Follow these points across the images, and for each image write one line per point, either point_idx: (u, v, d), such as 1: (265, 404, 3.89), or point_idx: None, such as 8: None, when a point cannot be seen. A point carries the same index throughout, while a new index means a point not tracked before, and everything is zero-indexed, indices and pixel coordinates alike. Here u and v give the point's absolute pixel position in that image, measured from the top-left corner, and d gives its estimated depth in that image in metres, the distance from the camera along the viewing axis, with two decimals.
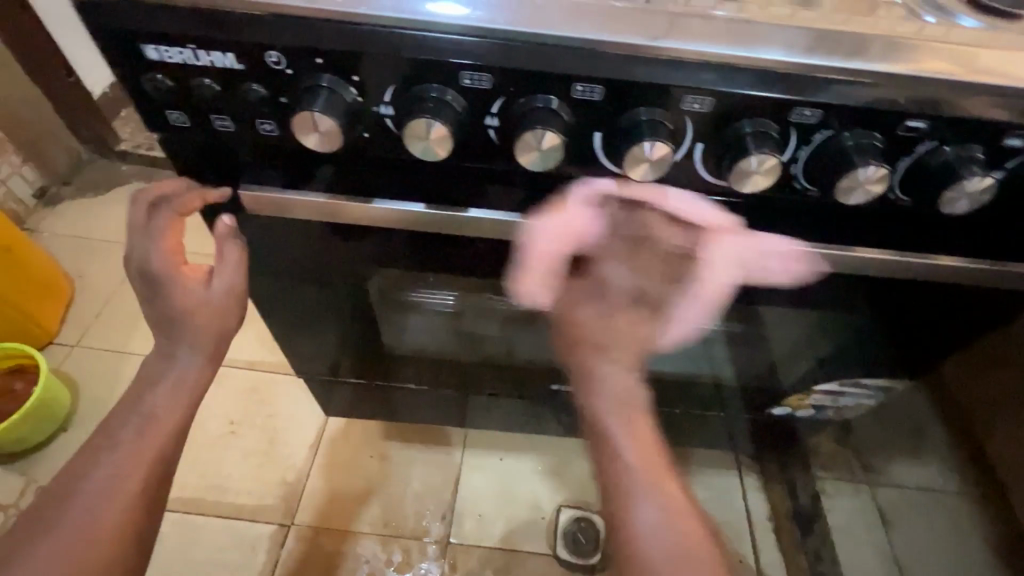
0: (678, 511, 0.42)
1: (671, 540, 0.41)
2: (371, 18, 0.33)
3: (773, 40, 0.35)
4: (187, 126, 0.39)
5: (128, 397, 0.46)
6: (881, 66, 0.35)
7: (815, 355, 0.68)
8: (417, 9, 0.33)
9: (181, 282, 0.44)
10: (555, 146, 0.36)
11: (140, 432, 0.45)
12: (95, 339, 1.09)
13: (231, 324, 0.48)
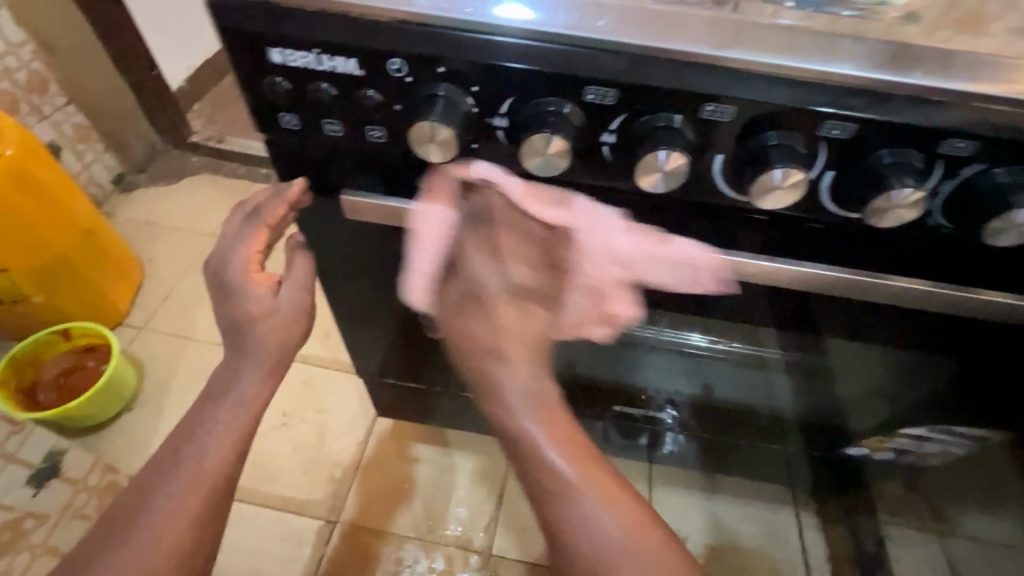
0: (627, 516, 0.40)
1: (624, 546, 0.39)
2: (444, 20, 0.32)
3: (882, 58, 0.32)
4: (296, 129, 0.39)
5: (214, 392, 0.46)
6: (998, 88, 0.31)
7: (895, 396, 0.65)
8: (485, 13, 0.32)
9: (251, 292, 0.46)
10: (679, 166, 0.34)
11: (225, 429, 0.45)
12: (161, 323, 1.13)
13: (298, 334, 0.48)
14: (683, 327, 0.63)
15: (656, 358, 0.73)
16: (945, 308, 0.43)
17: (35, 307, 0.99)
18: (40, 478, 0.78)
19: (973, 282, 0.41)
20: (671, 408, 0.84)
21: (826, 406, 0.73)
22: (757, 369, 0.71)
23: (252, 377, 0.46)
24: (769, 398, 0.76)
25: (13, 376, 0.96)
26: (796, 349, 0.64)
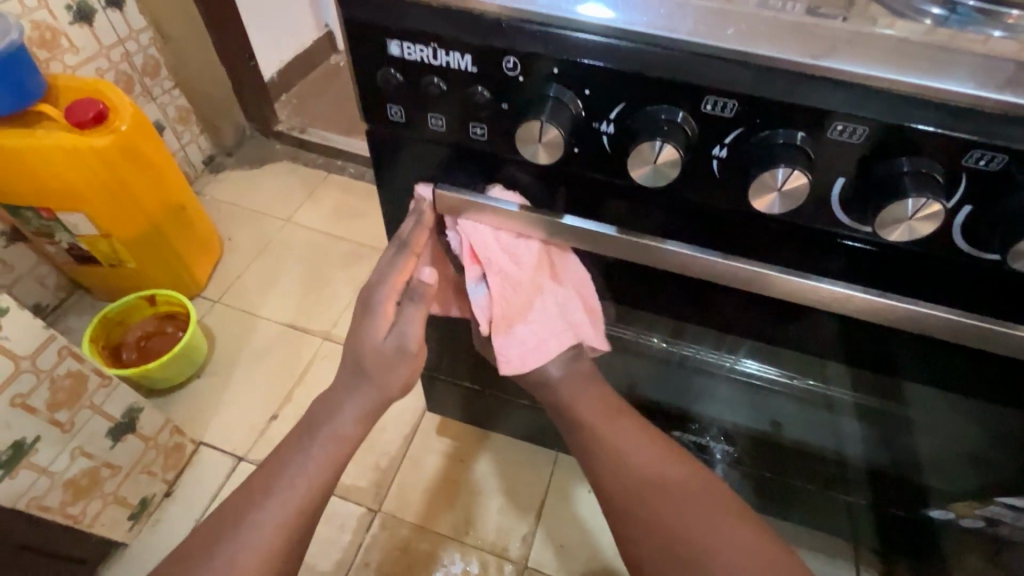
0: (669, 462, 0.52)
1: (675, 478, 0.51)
2: (530, 14, 0.33)
3: (1009, 80, 0.29)
4: (400, 121, 0.40)
5: None
6: None
7: (997, 462, 0.59)
8: (565, 7, 0.32)
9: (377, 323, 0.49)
10: (800, 187, 0.32)
11: None
12: (234, 299, 1.19)
13: (399, 378, 0.52)
14: (757, 356, 0.60)
15: (722, 386, 0.70)
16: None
17: (127, 272, 1.07)
18: (118, 432, 0.80)
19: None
20: (729, 442, 0.80)
21: (908, 461, 0.67)
22: (834, 411, 0.66)
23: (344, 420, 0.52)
24: (839, 442, 0.71)
25: (103, 334, 1.04)
26: (883, 396, 0.59)
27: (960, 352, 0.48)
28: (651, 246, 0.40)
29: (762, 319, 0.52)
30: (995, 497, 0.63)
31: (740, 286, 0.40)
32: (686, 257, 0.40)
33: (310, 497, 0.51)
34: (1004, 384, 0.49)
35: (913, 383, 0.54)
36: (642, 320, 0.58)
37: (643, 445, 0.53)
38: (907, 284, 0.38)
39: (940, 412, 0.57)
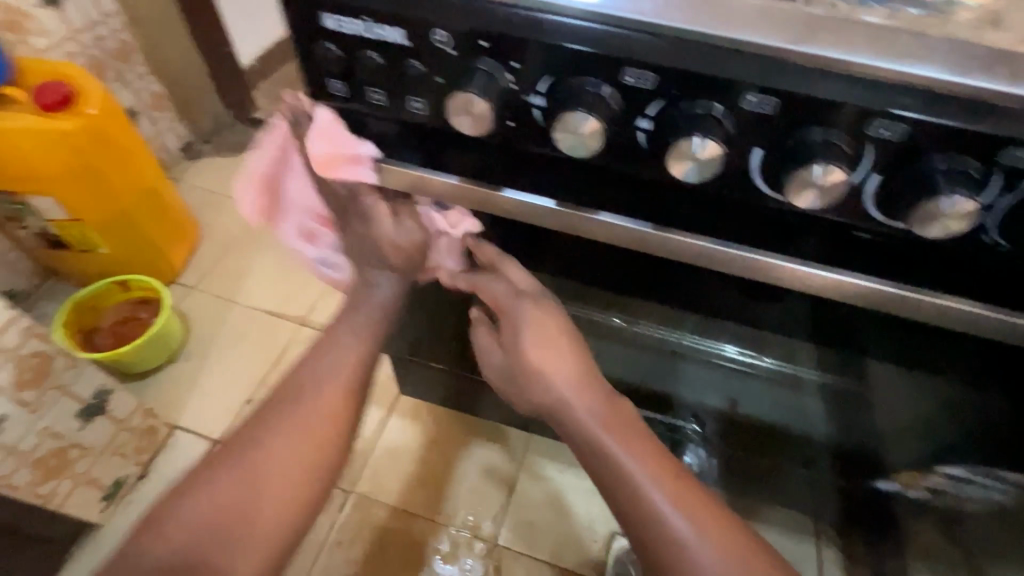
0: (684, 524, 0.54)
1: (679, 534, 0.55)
2: None
3: (917, 53, 0.30)
4: (343, 96, 0.41)
5: None
6: (1006, 85, 0.29)
7: (936, 433, 0.61)
8: None
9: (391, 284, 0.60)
10: (714, 156, 0.33)
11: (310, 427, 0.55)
12: (210, 285, 1.19)
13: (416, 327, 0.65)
14: (709, 333, 0.62)
15: (684, 366, 0.72)
16: (996, 334, 0.39)
17: (100, 257, 1.07)
18: (88, 413, 0.81)
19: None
20: (694, 420, 0.82)
21: (858, 434, 0.70)
22: (790, 388, 0.68)
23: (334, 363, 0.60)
24: (793, 416, 0.73)
25: (75, 319, 1.04)
26: (831, 371, 0.61)
27: (894, 323, 0.50)
28: (586, 218, 0.42)
29: (709, 292, 0.54)
30: (938, 467, 0.65)
31: (686, 259, 0.42)
32: (621, 228, 0.42)
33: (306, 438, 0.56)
34: (940, 356, 0.51)
35: (864, 357, 0.56)
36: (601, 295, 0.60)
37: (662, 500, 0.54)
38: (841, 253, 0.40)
39: (887, 386, 0.59)
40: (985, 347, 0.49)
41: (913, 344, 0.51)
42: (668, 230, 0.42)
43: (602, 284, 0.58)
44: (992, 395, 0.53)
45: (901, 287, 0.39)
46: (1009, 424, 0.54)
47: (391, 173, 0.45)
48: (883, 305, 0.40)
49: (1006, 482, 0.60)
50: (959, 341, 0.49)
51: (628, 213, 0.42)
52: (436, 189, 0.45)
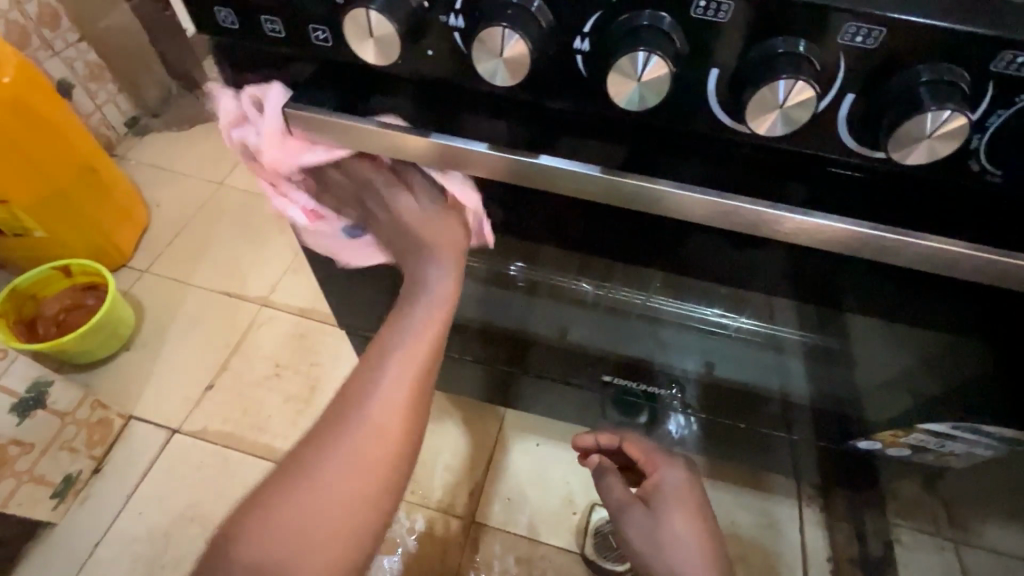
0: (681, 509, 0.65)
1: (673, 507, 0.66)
2: None
3: None
4: (234, 28, 0.35)
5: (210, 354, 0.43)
6: None
7: (919, 389, 0.58)
8: None
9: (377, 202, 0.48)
10: (659, 78, 0.28)
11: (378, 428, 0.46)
12: (164, 268, 1.13)
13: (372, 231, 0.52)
14: (684, 294, 0.58)
15: (658, 332, 0.68)
16: (994, 281, 0.35)
17: (37, 242, 1.00)
18: (24, 408, 0.78)
19: None
20: (674, 387, 0.78)
21: (840, 393, 0.67)
22: (772, 349, 0.65)
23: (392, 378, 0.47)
24: (775, 377, 0.70)
25: (14, 309, 0.97)
26: (815, 329, 0.58)
27: (882, 274, 0.45)
28: (527, 163, 0.37)
29: (679, 251, 0.49)
30: (919, 424, 0.62)
31: (654, 209, 0.37)
32: (566, 172, 0.37)
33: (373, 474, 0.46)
34: (927, 309, 0.47)
35: (848, 313, 0.52)
36: (565, 260, 0.56)
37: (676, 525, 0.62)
38: (821, 195, 0.36)
39: (870, 342, 0.55)
40: (978, 296, 0.44)
41: (897, 297, 0.47)
42: (629, 177, 0.37)
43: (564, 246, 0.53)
44: (977, 349, 0.49)
45: (892, 232, 0.35)
46: (995, 376, 0.51)
47: (295, 120, 0.39)
48: (864, 251, 0.35)
49: (990, 436, 0.58)
50: (949, 291, 0.45)
51: (579, 158, 0.37)
52: (350, 137, 0.38)
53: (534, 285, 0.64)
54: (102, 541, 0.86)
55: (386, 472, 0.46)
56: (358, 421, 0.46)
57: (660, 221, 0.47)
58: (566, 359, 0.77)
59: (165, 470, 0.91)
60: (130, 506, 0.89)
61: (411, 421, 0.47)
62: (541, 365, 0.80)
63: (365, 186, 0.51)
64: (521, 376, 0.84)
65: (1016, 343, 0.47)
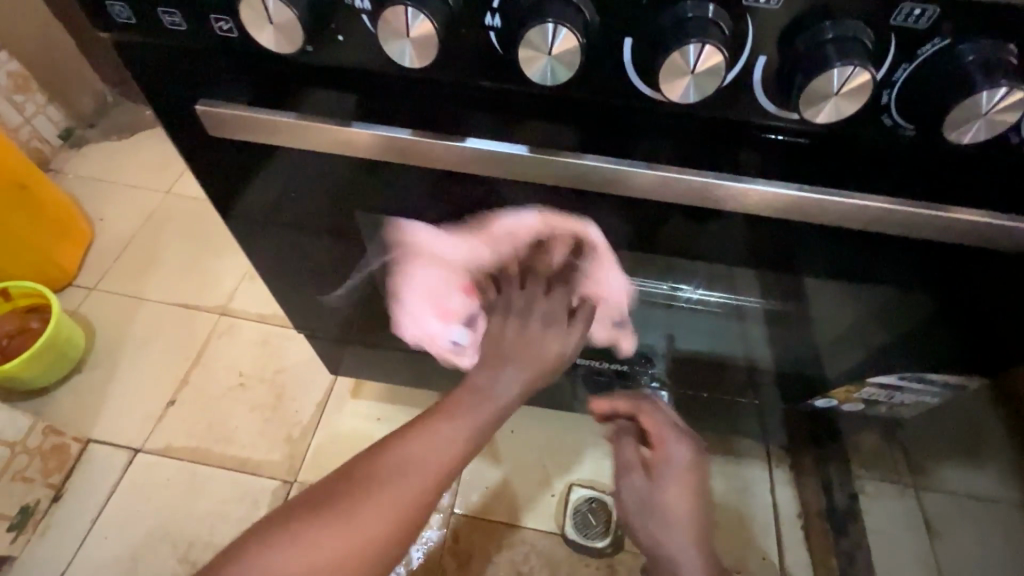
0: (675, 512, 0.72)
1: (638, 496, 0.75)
2: None
3: None
4: (130, 22, 0.34)
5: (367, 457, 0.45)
6: None
7: (870, 344, 0.60)
8: None
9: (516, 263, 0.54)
10: (570, 50, 0.27)
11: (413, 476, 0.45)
12: (113, 284, 1.08)
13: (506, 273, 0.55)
14: (639, 271, 0.58)
15: (621, 310, 0.68)
16: (916, 232, 0.36)
17: None
18: None
19: (947, 200, 0.36)
20: (644, 363, 0.78)
21: (801, 355, 0.68)
22: (734, 318, 0.66)
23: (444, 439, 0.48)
24: (737, 346, 0.71)
25: None
26: (771, 295, 0.59)
27: (832, 238, 0.46)
28: (452, 146, 0.37)
29: (632, 229, 0.49)
30: (869, 377, 0.65)
31: (585, 187, 0.38)
32: (494, 153, 0.37)
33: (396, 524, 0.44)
34: (877, 268, 0.49)
35: (803, 278, 0.53)
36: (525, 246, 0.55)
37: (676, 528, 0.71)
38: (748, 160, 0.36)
39: (827, 303, 0.57)
40: (926, 251, 0.46)
41: (847, 259, 0.48)
42: (557, 156, 0.37)
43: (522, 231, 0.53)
44: (912, 301, 0.51)
45: (816, 193, 0.36)
46: (938, 325, 0.53)
47: (219, 120, 0.39)
48: (790, 211, 0.37)
49: (935, 383, 0.61)
50: (896, 251, 0.46)
51: (507, 139, 0.37)
52: (276, 131, 0.38)
53: None
54: (68, 570, 0.84)
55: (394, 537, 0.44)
56: (395, 476, 0.45)
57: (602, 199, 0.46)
58: None
59: (131, 492, 0.89)
60: (96, 531, 0.86)
61: (430, 493, 0.46)
62: None
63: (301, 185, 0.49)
64: None
65: (959, 292, 0.48)
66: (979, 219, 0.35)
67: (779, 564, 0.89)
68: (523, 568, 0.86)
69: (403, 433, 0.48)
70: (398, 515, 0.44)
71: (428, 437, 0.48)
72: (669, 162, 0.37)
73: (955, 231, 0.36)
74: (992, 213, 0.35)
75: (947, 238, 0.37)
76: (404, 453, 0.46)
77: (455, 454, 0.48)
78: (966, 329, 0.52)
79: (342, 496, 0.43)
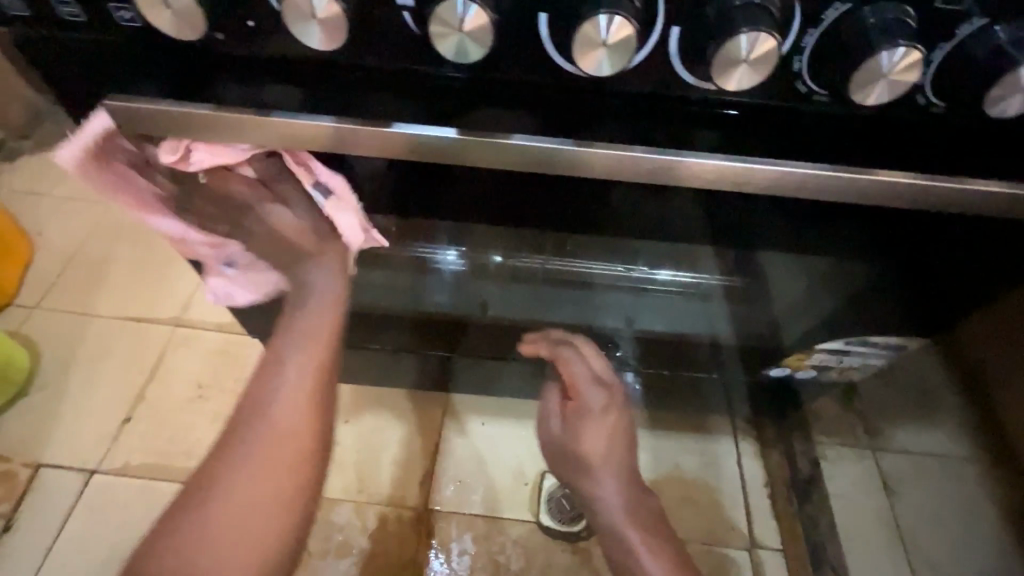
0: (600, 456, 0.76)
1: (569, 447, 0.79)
2: None
3: None
4: (25, 14, 0.33)
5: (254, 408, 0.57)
6: None
7: (819, 311, 0.62)
8: None
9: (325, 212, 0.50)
10: (481, 30, 0.27)
11: (285, 409, 0.56)
12: (57, 301, 1.03)
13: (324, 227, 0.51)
14: (591, 252, 0.58)
15: (589, 295, 0.68)
16: (852, 198, 0.36)
17: None
18: None
19: (874, 163, 0.36)
20: (610, 346, 0.79)
21: (757, 329, 0.70)
22: (698, 296, 0.67)
23: (296, 365, 0.57)
24: (698, 323, 0.72)
25: None
26: (724, 270, 0.60)
27: (781, 213, 0.47)
28: (377, 130, 0.35)
29: (585, 213, 0.50)
30: (818, 346, 0.68)
31: (513, 168, 0.37)
32: (422, 136, 0.35)
33: (291, 449, 0.56)
34: (824, 237, 0.50)
35: (758, 251, 0.53)
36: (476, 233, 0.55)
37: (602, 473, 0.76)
38: (678, 130, 0.35)
39: (781, 275, 0.58)
40: (872, 220, 0.47)
41: (796, 232, 0.50)
42: (481, 137, 0.35)
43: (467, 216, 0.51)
44: (855, 266, 0.53)
45: (748, 162, 0.35)
46: (882, 288, 0.56)
47: (127, 116, 0.36)
48: (729, 183, 0.36)
49: (881, 345, 0.65)
50: (840, 222, 0.48)
51: (432, 122, 0.35)
52: (188, 126, 0.36)
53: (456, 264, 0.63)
54: None
55: (288, 464, 0.56)
56: (269, 410, 0.56)
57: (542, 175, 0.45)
58: (493, 334, 0.76)
59: (89, 515, 0.85)
60: (51, 558, 0.82)
61: (311, 416, 0.57)
62: (472, 344, 0.79)
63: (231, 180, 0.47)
64: (454, 359, 0.83)
65: (900, 255, 0.50)
66: (910, 182, 0.35)
67: (749, 531, 0.93)
68: (500, 558, 0.86)
69: (251, 390, 0.59)
70: (262, 486, 0.55)
71: (261, 401, 0.57)
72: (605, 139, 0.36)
73: (885, 195, 0.36)
74: (919, 175, 0.36)
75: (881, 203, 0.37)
76: (269, 399, 0.56)
77: (302, 390, 0.56)
78: (907, 289, 0.55)
79: (240, 438, 0.57)
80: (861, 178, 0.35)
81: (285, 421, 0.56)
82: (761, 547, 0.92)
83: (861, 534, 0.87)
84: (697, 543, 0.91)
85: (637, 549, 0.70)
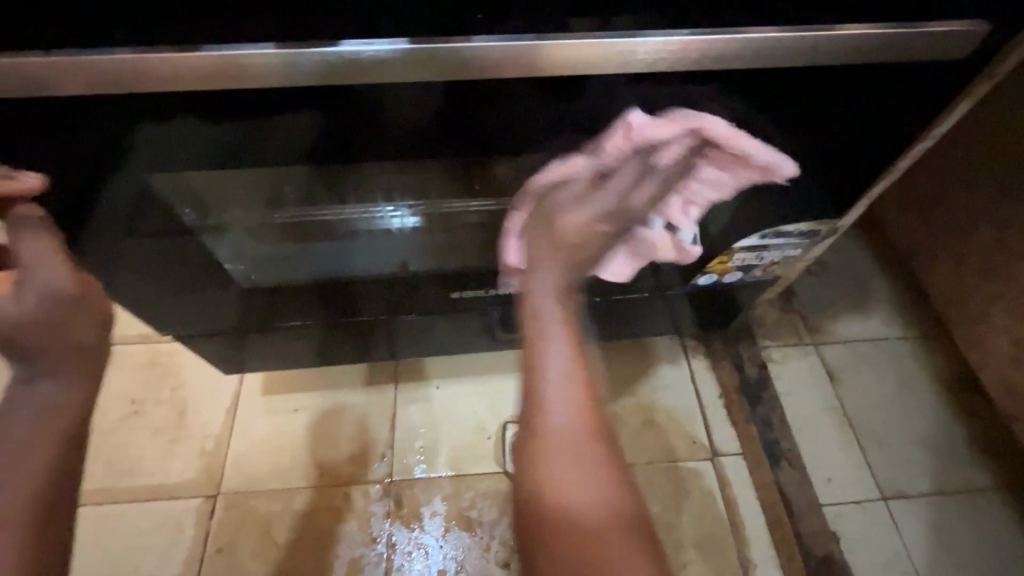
0: (567, 373, 0.48)
1: (564, 391, 0.47)
2: None
3: None
4: None
5: None
6: None
7: (731, 206, 0.63)
8: None
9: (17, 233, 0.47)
10: None
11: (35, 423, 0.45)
12: None
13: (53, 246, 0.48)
14: (500, 183, 0.56)
15: None
16: (698, 55, 0.40)
17: None
18: None
19: (712, 21, 0.39)
20: None
21: (680, 239, 0.71)
22: None
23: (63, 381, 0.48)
24: None
25: None
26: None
27: (676, 111, 0.47)
28: (185, 57, 0.36)
29: (486, 136, 0.48)
30: (735, 245, 0.68)
31: (382, 79, 0.39)
32: (235, 59, 0.36)
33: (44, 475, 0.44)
34: (733, 119, 0.49)
35: (670, 147, 0.52)
36: (379, 177, 0.53)
37: (569, 466, 0.45)
38: (521, 17, 0.37)
39: (695, 173, 0.58)
40: (765, 102, 0.47)
41: (694, 132, 0.50)
42: (305, 47, 0.37)
43: (350, 162, 0.49)
44: (770, 146, 0.52)
45: (589, 36, 0.38)
46: (791, 170, 0.56)
47: None
48: (570, 63, 0.39)
49: (793, 233, 0.67)
50: (741, 108, 0.48)
51: (245, 39, 0.36)
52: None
53: (363, 222, 0.63)
54: None
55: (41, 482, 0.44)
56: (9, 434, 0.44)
57: (423, 85, 0.42)
58: (421, 290, 0.74)
59: None
60: None
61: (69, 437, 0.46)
62: (401, 302, 0.76)
63: (92, 153, 0.44)
64: (391, 323, 0.81)
65: (797, 130, 0.51)
66: (777, 35, 0.39)
67: (709, 443, 0.92)
68: (472, 512, 0.86)
69: None
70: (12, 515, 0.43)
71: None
72: (435, 37, 0.37)
73: (731, 52, 0.40)
74: (768, 26, 0.39)
75: (731, 62, 0.41)
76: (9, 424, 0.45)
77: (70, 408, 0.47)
78: (812, 162, 0.56)
79: None
80: (708, 34, 0.39)
81: (30, 447, 0.44)
82: (721, 454, 0.91)
83: (811, 421, 0.93)
84: (660, 462, 0.91)
85: (543, 318, 0.51)
